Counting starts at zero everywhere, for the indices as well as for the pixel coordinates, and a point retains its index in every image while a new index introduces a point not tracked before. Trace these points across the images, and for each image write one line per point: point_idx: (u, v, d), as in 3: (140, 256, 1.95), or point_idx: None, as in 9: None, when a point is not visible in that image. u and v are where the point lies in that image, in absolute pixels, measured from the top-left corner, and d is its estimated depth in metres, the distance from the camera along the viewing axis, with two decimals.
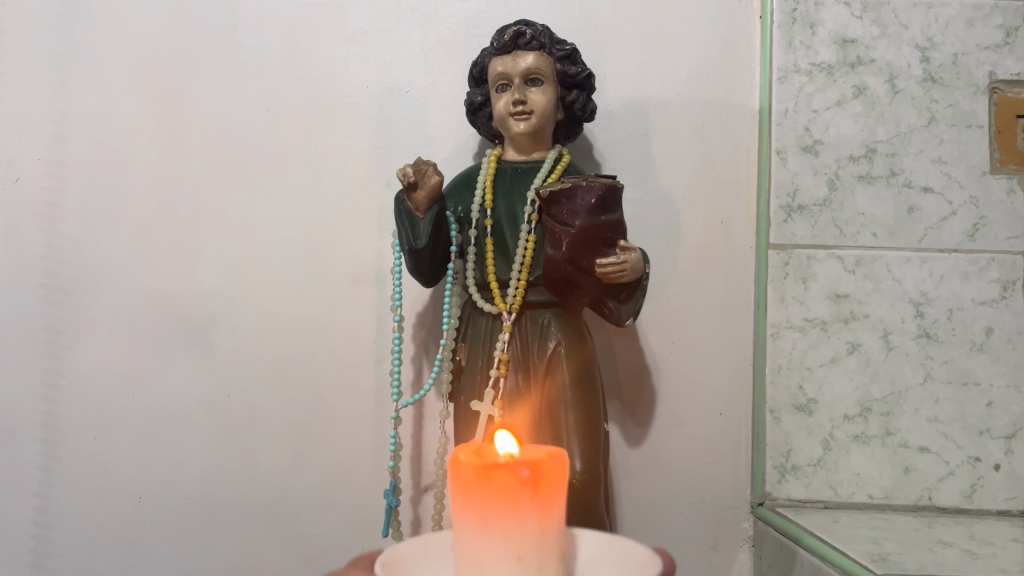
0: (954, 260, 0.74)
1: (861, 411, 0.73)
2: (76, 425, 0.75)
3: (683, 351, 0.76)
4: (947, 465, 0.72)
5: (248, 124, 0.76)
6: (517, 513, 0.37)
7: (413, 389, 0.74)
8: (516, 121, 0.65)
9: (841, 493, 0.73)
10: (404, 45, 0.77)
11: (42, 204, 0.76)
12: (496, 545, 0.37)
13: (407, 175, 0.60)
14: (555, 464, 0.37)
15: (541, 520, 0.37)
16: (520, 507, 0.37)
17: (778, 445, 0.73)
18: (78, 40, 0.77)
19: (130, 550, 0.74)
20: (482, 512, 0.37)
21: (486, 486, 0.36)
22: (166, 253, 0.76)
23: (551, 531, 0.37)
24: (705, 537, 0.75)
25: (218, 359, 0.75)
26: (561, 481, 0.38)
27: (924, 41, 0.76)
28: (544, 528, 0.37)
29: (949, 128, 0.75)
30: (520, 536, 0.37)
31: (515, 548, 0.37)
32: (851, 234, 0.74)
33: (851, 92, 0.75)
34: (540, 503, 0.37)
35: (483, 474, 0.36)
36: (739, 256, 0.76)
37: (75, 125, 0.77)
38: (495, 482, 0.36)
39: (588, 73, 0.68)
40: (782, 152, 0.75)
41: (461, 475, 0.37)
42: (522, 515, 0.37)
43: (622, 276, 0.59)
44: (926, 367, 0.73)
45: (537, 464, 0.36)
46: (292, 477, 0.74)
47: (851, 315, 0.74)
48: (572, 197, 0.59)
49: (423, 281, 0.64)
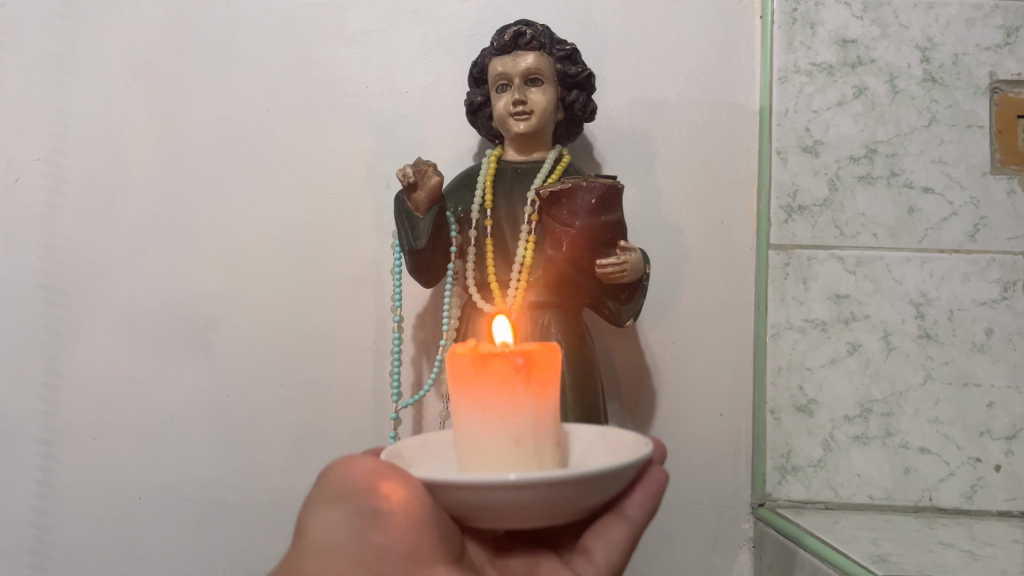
0: (955, 261, 0.74)
1: (861, 411, 0.73)
2: (76, 426, 0.75)
3: (683, 352, 0.76)
4: (947, 466, 0.72)
5: (248, 125, 0.76)
6: (514, 397, 0.40)
7: (413, 391, 0.74)
8: (516, 121, 0.65)
9: (842, 494, 0.73)
10: (404, 46, 0.77)
11: (42, 205, 0.76)
12: (495, 429, 0.40)
13: (407, 175, 0.60)
14: (547, 355, 0.41)
15: (537, 407, 0.41)
16: (518, 393, 0.40)
17: (778, 445, 0.73)
18: (78, 40, 0.77)
19: (129, 551, 0.74)
20: (481, 399, 0.41)
21: (484, 373, 0.40)
22: (165, 254, 0.76)
23: (545, 417, 0.41)
24: (705, 537, 0.75)
25: (217, 360, 0.75)
26: (554, 372, 0.42)
27: (924, 42, 0.75)
28: (540, 414, 0.41)
29: (949, 129, 0.75)
30: (517, 420, 0.40)
31: (513, 430, 0.40)
32: (851, 235, 0.74)
33: (851, 92, 0.75)
34: (536, 390, 0.41)
35: (481, 363, 0.40)
36: (739, 257, 0.76)
37: (76, 126, 0.77)
38: (492, 369, 0.40)
39: (589, 73, 0.67)
40: (782, 152, 0.75)
41: (460, 366, 0.41)
42: (519, 400, 0.40)
43: (622, 277, 0.60)
44: (926, 368, 0.73)
45: (531, 352, 0.40)
46: (292, 478, 0.74)
47: (851, 315, 0.74)
48: (572, 197, 0.58)
49: (422, 282, 0.64)
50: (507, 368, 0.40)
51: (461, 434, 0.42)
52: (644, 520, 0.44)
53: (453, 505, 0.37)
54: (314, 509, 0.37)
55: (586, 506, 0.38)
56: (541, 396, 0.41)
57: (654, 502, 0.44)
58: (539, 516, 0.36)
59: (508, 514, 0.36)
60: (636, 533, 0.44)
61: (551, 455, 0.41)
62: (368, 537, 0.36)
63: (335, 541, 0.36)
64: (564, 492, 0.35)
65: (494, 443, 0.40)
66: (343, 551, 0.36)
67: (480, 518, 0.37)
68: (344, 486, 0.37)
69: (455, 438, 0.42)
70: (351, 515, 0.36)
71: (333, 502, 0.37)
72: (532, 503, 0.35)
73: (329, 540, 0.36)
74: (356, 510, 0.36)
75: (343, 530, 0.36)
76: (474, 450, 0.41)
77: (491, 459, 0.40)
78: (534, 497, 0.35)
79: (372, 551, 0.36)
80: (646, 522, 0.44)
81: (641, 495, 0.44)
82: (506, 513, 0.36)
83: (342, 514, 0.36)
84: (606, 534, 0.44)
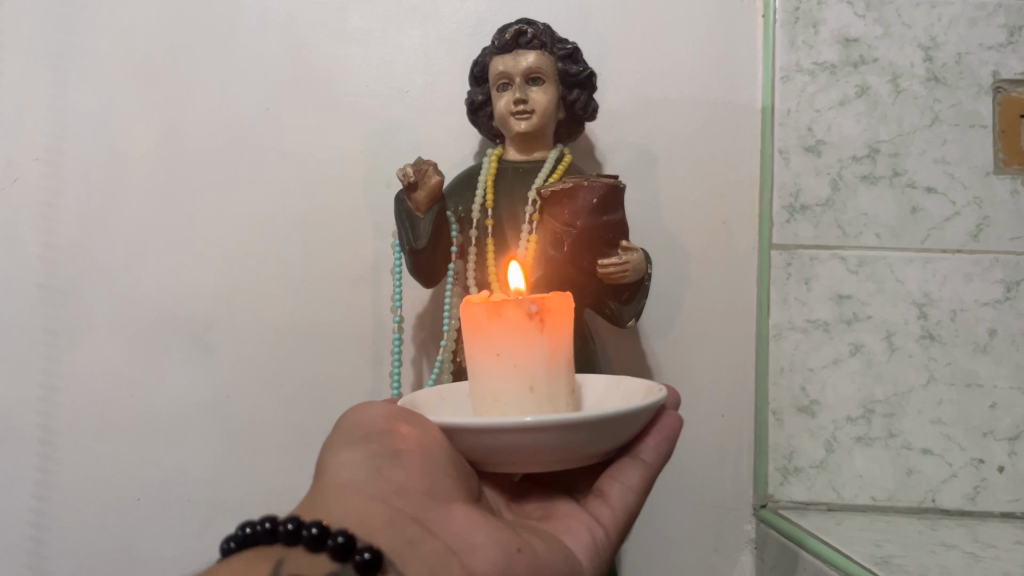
0: (958, 261, 0.73)
1: (864, 412, 0.73)
2: (75, 426, 0.74)
3: (685, 352, 0.76)
4: (950, 467, 0.72)
5: (247, 125, 0.76)
6: (528, 342, 0.43)
7: (412, 391, 0.74)
8: (517, 120, 0.65)
9: (844, 495, 0.72)
10: (404, 45, 0.76)
11: (41, 204, 0.75)
12: (510, 373, 0.43)
13: (408, 174, 0.59)
14: (558, 302, 0.44)
15: (550, 349, 0.43)
16: (530, 339, 0.43)
17: (780, 446, 0.73)
18: (76, 38, 0.76)
19: (129, 552, 0.74)
20: (495, 346, 0.43)
21: (498, 320, 0.43)
22: (164, 254, 0.76)
23: (557, 361, 0.44)
24: (706, 538, 0.74)
25: (217, 360, 0.75)
26: (565, 317, 0.44)
27: (927, 41, 0.75)
28: (553, 357, 0.44)
29: (952, 128, 0.74)
30: (531, 364, 0.43)
31: (527, 376, 0.43)
32: (854, 235, 0.74)
33: (854, 91, 0.75)
34: (548, 336, 0.43)
35: (495, 311, 0.43)
36: (741, 257, 0.76)
37: (75, 125, 0.76)
38: (505, 316, 0.43)
39: (590, 72, 0.67)
40: (784, 152, 0.74)
41: (475, 316, 0.44)
42: (532, 345, 0.43)
43: (624, 276, 0.59)
44: (929, 368, 0.73)
45: (543, 300, 0.43)
46: (292, 479, 0.74)
47: (853, 316, 0.74)
48: (573, 197, 0.58)
49: (422, 281, 0.64)
50: (520, 315, 0.42)
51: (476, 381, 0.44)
52: (659, 461, 0.49)
53: (470, 448, 0.40)
54: (336, 451, 0.43)
55: (598, 446, 0.41)
56: (554, 341, 0.44)
57: (667, 445, 0.50)
58: (552, 456, 0.40)
59: (522, 454, 0.40)
60: (651, 475, 0.48)
61: (564, 400, 0.44)
62: (387, 476, 0.41)
63: (355, 479, 0.41)
64: (575, 434, 0.38)
65: (509, 389, 0.43)
66: (364, 488, 0.41)
67: (495, 459, 0.41)
68: (362, 431, 0.43)
69: (471, 385, 0.45)
70: (369, 456, 0.42)
71: (353, 445, 0.42)
72: (544, 444, 0.39)
73: (350, 478, 0.41)
74: (374, 451, 0.42)
75: (362, 469, 0.41)
76: (490, 396, 0.44)
77: (505, 405, 0.43)
78: (547, 440, 0.38)
79: (391, 488, 0.41)
80: (661, 464, 0.49)
81: (656, 440, 0.49)
82: (519, 454, 0.40)
83: (362, 454, 0.42)
84: (621, 475, 0.48)
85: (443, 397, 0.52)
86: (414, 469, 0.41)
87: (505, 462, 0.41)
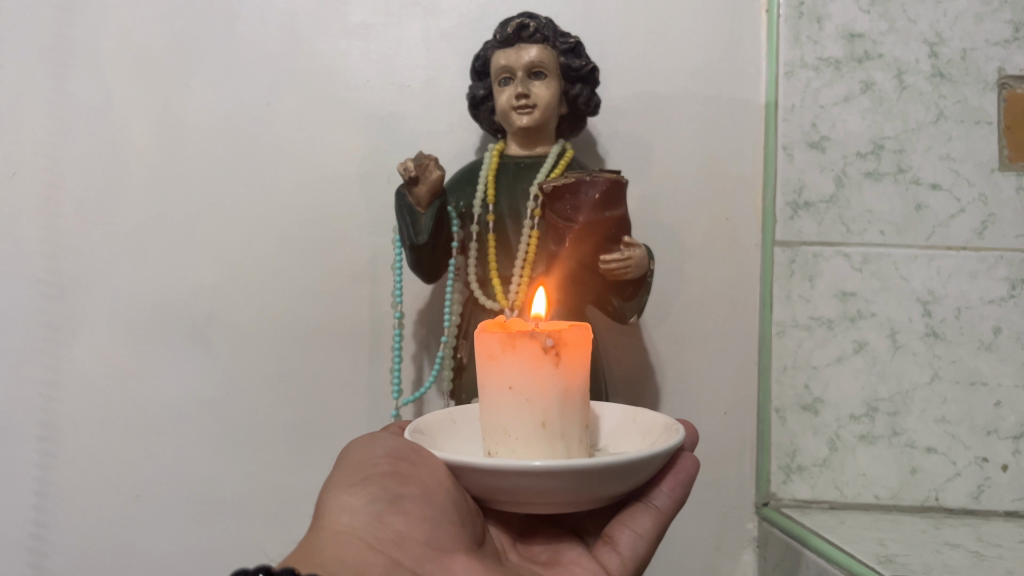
0: (963, 258, 0.73)
1: (867, 410, 0.72)
2: (74, 423, 0.74)
3: (687, 349, 0.75)
4: (955, 466, 0.71)
5: (248, 120, 0.75)
6: (542, 376, 0.42)
7: (413, 388, 0.74)
8: (519, 115, 0.64)
9: (847, 493, 0.72)
10: (404, 39, 0.76)
11: (41, 198, 0.75)
12: (522, 408, 0.42)
13: (409, 169, 0.59)
14: (575, 336, 0.43)
15: (565, 384, 0.42)
16: (544, 373, 0.42)
17: (783, 444, 0.73)
18: (76, 31, 0.76)
19: (129, 549, 0.74)
20: (508, 378, 0.43)
21: (512, 352, 0.42)
22: (164, 249, 0.75)
23: (572, 396, 0.43)
24: (709, 536, 0.74)
25: (217, 356, 0.75)
26: (583, 351, 0.43)
27: (932, 36, 0.74)
28: (567, 393, 0.43)
29: (957, 125, 0.74)
30: (545, 400, 0.42)
31: (539, 411, 0.42)
32: (858, 232, 0.73)
33: (858, 87, 0.74)
34: (563, 371, 0.42)
35: (510, 342, 0.42)
36: (743, 254, 0.76)
37: (74, 118, 0.75)
38: (520, 349, 0.42)
39: (592, 67, 0.67)
40: (789, 148, 0.74)
41: (490, 346, 0.43)
42: (546, 380, 0.42)
43: (627, 272, 0.59)
44: (933, 366, 0.72)
45: (559, 334, 0.42)
46: (291, 477, 0.74)
47: (858, 313, 0.73)
48: (576, 192, 0.56)
49: (423, 277, 0.64)
50: (535, 349, 0.42)
51: (488, 413, 0.44)
52: (672, 508, 0.49)
53: (477, 486, 0.40)
54: (335, 493, 0.41)
55: (611, 490, 0.40)
56: (570, 378, 0.43)
57: (682, 490, 0.49)
58: (562, 499, 0.39)
59: (531, 495, 0.39)
60: (663, 522, 0.48)
61: (577, 438, 0.44)
62: (387, 523, 0.41)
63: (356, 526, 0.40)
64: (587, 480, 0.38)
65: (520, 424, 0.43)
66: (364, 535, 0.40)
67: (503, 499, 0.41)
68: (363, 472, 0.42)
69: (482, 415, 0.45)
70: (370, 501, 0.41)
71: (353, 487, 0.42)
72: (554, 488, 0.38)
73: (349, 523, 0.40)
74: (375, 496, 0.41)
75: (362, 515, 0.41)
76: (500, 429, 0.43)
77: (515, 439, 0.43)
78: (557, 484, 0.38)
79: (391, 537, 0.40)
80: (674, 510, 0.49)
81: (671, 485, 0.49)
82: (528, 496, 0.39)
83: (362, 498, 0.41)
84: (632, 523, 0.48)
85: (454, 420, 0.51)
86: (415, 516, 0.41)
87: (512, 502, 0.41)
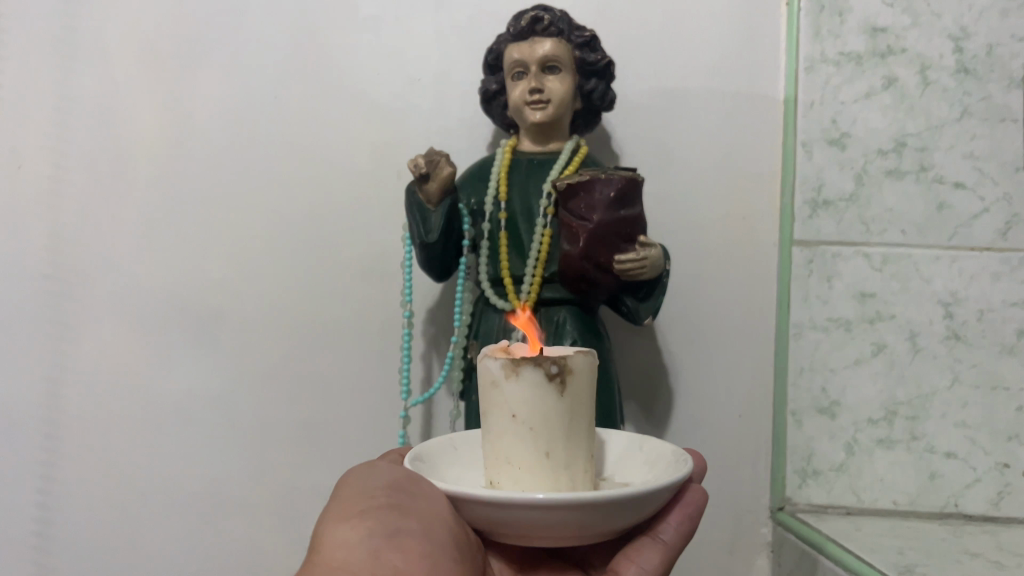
0: (986, 260, 0.71)
1: (886, 414, 0.71)
2: (78, 420, 0.73)
3: (702, 349, 0.73)
4: (974, 472, 0.70)
5: (256, 112, 0.74)
6: (546, 405, 0.41)
7: (423, 387, 0.72)
8: (532, 110, 0.63)
9: (864, 499, 0.71)
10: (416, 31, 0.74)
11: (45, 192, 0.74)
12: (526, 438, 0.41)
13: (420, 165, 0.57)
14: (582, 364, 0.41)
15: (570, 413, 0.41)
16: (549, 402, 0.41)
17: (798, 448, 0.72)
18: (82, 20, 0.74)
19: (134, 546, 0.73)
20: (512, 406, 0.41)
21: (516, 380, 0.41)
22: (170, 243, 0.74)
23: (577, 426, 0.42)
24: (723, 542, 0.73)
25: (223, 353, 0.73)
26: (590, 379, 0.42)
27: (957, 31, 0.72)
28: (572, 422, 0.41)
29: (981, 122, 0.72)
30: (549, 429, 0.41)
31: (544, 441, 0.41)
32: (878, 232, 0.72)
33: (880, 83, 0.72)
34: (569, 400, 0.41)
35: (513, 370, 0.41)
36: (761, 254, 0.74)
37: (78, 110, 0.74)
38: (524, 376, 0.41)
39: (608, 61, 0.65)
40: (808, 145, 0.72)
41: (493, 373, 0.42)
42: (551, 409, 0.41)
43: (641, 273, 0.57)
44: (954, 370, 0.71)
45: (565, 361, 0.40)
46: (299, 476, 0.73)
47: (877, 315, 0.71)
48: (590, 190, 0.56)
49: (433, 276, 0.63)
50: (540, 376, 0.40)
51: (492, 442, 0.43)
52: (680, 542, 0.46)
53: (478, 518, 0.39)
54: (331, 526, 0.39)
55: (615, 525, 0.39)
56: (576, 406, 0.41)
57: (690, 524, 0.47)
58: (566, 534, 0.38)
59: (533, 530, 0.38)
60: (670, 557, 0.46)
61: (583, 469, 0.42)
62: (384, 558, 0.38)
63: (351, 558, 0.37)
64: (591, 515, 0.37)
65: (523, 454, 0.41)
66: (360, 569, 0.37)
67: (505, 532, 0.39)
68: (361, 505, 0.40)
69: (485, 444, 0.43)
70: (366, 534, 0.39)
71: (349, 520, 0.39)
72: (558, 523, 0.37)
73: (345, 556, 0.38)
74: (373, 529, 0.39)
75: (360, 549, 0.38)
76: (503, 458, 0.42)
77: (518, 469, 0.42)
78: (561, 518, 0.36)
79: (389, 572, 0.38)
80: (682, 544, 0.46)
81: (678, 519, 0.46)
82: (530, 530, 0.38)
83: (360, 531, 0.39)
84: (638, 558, 0.46)
85: (456, 447, 0.50)
86: (414, 551, 0.39)
87: (515, 536, 0.39)
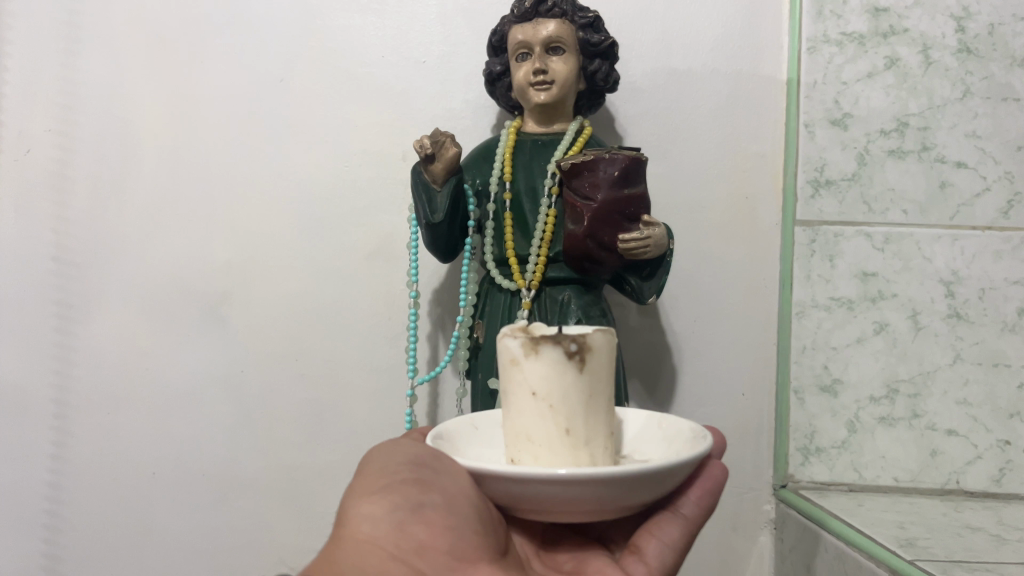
0: (987, 238, 0.72)
1: (888, 392, 0.72)
2: (88, 400, 0.74)
3: (706, 329, 0.74)
4: (975, 449, 0.71)
5: (262, 96, 0.75)
6: (565, 382, 0.41)
7: (429, 367, 0.73)
8: (537, 90, 0.63)
9: (866, 475, 0.72)
10: (420, 14, 0.75)
11: (53, 176, 0.74)
12: (545, 414, 0.42)
13: (425, 146, 0.58)
14: (601, 341, 0.42)
15: (588, 391, 0.42)
16: (568, 380, 0.41)
17: (801, 426, 0.72)
18: (88, 6, 0.75)
19: (144, 525, 0.74)
20: (531, 383, 0.42)
21: (536, 357, 0.42)
22: (177, 226, 0.75)
23: (596, 403, 0.42)
24: (727, 518, 0.74)
25: (230, 334, 0.74)
26: (608, 357, 0.43)
27: (959, 11, 0.72)
28: (591, 399, 0.42)
29: (983, 101, 0.72)
30: (568, 406, 0.42)
31: (563, 417, 0.42)
32: (880, 211, 0.72)
33: (882, 63, 0.72)
34: (587, 377, 0.42)
35: (533, 347, 0.41)
36: (763, 234, 0.74)
37: (85, 96, 0.75)
38: (543, 353, 0.41)
39: (612, 42, 0.65)
40: (810, 126, 0.73)
41: (512, 351, 0.42)
42: (570, 386, 0.42)
43: (645, 252, 0.57)
44: (955, 348, 0.71)
45: (584, 338, 0.41)
46: (306, 455, 0.74)
47: (878, 294, 0.72)
48: (594, 169, 0.57)
49: (439, 255, 0.63)
50: (559, 354, 0.41)
51: (511, 419, 0.43)
52: (700, 516, 0.47)
53: (500, 494, 0.40)
54: (356, 502, 0.40)
55: (636, 501, 0.40)
56: (595, 384, 0.42)
57: (710, 498, 0.47)
58: (587, 509, 0.39)
59: (555, 505, 0.38)
60: (690, 531, 0.46)
61: (601, 445, 0.43)
62: (408, 532, 0.39)
63: (376, 535, 0.38)
64: (612, 490, 0.37)
65: (543, 431, 0.42)
66: (384, 544, 0.38)
67: (527, 507, 0.40)
68: (384, 480, 0.40)
69: (506, 421, 0.44)
70: (391, 509, 0.39)
71: (373, 495, 0.40)
72: (579, 498, 0.37)
73: (370, 533, 0.38)
74: (396, 504, 0.39)
75: (383, 524, 0.39)
76: (523, 434, 0.43)
77: (539, 446, 0.42)
78: (583, 494, 0.37)
79: (412, 546, 0.39)
80: (702, 518, 0.47)
81: (699, 493, 0.47)
82: (553, 505, 0.38)
83: (383, 507, 0.39)
84: (659, 531, 0.46)
85: (475, 426, 0.50)
86: (438, 525, 0.39)
87: (537, 511, 0.40)
